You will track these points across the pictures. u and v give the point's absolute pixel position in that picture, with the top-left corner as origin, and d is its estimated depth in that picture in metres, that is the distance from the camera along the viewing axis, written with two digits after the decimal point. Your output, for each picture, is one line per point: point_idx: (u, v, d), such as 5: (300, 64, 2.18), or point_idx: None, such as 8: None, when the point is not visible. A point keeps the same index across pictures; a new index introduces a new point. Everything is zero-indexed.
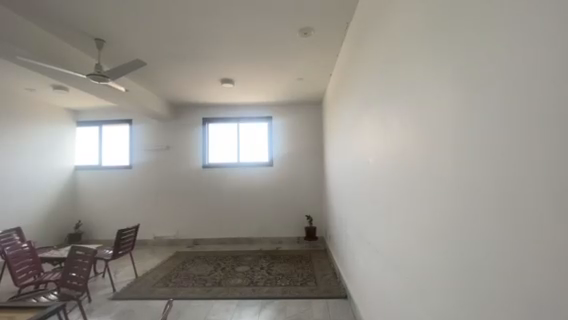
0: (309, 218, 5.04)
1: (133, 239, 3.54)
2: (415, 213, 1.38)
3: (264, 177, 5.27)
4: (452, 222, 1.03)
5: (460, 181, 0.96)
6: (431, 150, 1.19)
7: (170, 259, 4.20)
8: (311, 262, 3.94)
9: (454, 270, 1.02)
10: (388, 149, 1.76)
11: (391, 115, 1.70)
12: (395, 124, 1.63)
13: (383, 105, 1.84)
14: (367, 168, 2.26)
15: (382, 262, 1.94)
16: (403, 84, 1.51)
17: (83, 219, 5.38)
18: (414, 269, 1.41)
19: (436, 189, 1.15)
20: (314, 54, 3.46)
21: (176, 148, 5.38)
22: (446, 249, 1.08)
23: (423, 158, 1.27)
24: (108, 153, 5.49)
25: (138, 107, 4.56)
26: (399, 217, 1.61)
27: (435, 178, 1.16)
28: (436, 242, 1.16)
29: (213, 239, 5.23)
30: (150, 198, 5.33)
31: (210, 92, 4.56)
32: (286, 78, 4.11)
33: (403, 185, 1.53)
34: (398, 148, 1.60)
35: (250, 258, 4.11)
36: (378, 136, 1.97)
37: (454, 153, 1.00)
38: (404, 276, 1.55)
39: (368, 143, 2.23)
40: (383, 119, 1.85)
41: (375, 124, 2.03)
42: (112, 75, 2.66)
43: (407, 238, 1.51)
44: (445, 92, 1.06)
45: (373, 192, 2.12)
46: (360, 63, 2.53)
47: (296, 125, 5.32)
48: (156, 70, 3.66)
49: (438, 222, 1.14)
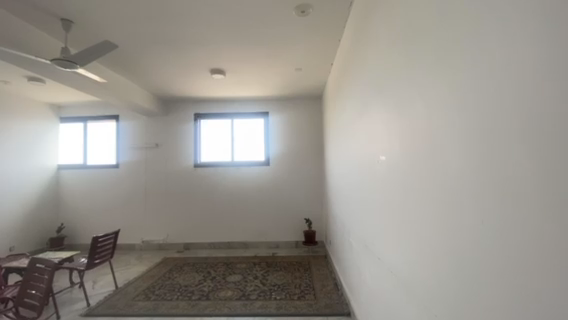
0: (309, 221, 4.69)
1: (113, 245, 3.20)
2: (431, 219, 1.08)
3: (260, 177, 4.93)
4: (488, 230, 0.74)
5: (504, 173, 0.67)
6: (456, 136, 0.89)
7: (156, 266, 3.85)
8: (310, 270, 3.58)
9: (494, 299, 0.73)
10: (398, 142, 1.43)
11: (401, 102, 1.37)
12: (407, 113, 1.30)
13: (392, 92, 1.51)
14: (371, 165, 1.98)
15: (389, 274, 1.65)
16: (412, 60, 1.23)
17: (67, 221, 5.03)
18: (421, 273, 1.21)
19: (464, 187, 0.85)
20: (312, 41, 3.11)
21: (166, 146, 5.02)
22: (480, 268, 0.78)
23: (443, 147, 0.97)
24: (93, 152, 5.13)
25: (123, 101, 4.21)
26: (404, 214, 1.38)
27: (461, 173, 0.86)
28: (465, 259, 0.86)
29: (205, 244, 4.88)
30: (138, 199, 4.98)
31: (201, 85, 4.21)
32: (283, 69, 3.76)
33: (408, 176, 1.32)
34: (404, 136, 1.35)
35: (243, 266, 3.76)
36: (385, 129, 1.65)
37: (493, 135, 0.71)
38: (411, 284, 1.33)
39: (374, 139, 1.90)
40: (391, 108, 1.52)
41: (382, 113, 1.72)
42: (80, 60, 2.32)
43: (412, 237, 1.29)
44: (479, 53, 0.75)
45: (378, 194, 1.83)
46: (364, 45, 2.19)
47: (295, 120, 4.97)
48: (137, 57, 3.30)
49: (467, 231, 0.85)
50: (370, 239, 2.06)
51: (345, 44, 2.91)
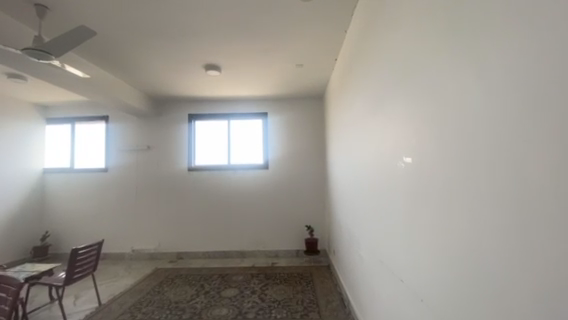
0: (310, 228, 4.41)
1: (96, 257, 2.90)
2: (451, 213, 1.02)
3: (258, 181, 4.65)
4: (520, 218, 0.70)
5: (554, 147, 0.60)
6: (485, 122, 0.82)
7: (146, 279, 3.55)
8: (313, 284, 3.30)
9: (524, 290, 0.69)
10: (421, 131, 1.25)
11: (433, 94, 1.13)
12: (440, 107, 1.08)
13: (419, 85, 1.27)
14: (385, 163, 1.76)
15: (407, 279, 1.47)
16: (450, 34, 1.01)
17: (52, 229, 4.72)
18: (442, 260, 1.09)
19: (492, 176, 0.80)
20: (316, 34, 2.88)
21: (158, 148, 4.74)
22: (508, 258, 0.74)
23: (470, 137, 0.90)
24: (81, 154, 4.83)
25: (111, 100, 3.93)
26: (424, 200, 1.24)
27: (489, 161, 0.81)
28: (489, 251, 0.82)
29: (199, 253, 4.59)
30: (128, 205, 4.68)
31: (196, 82, 3.94)
32: (282, 65, 3.51)
33: (430, 158, 1.18)
34: (427, 118, 1.18)
35: (240, 279, 3.47)
36: (408, 129, 1.39)
37: (532, 115, 0.65)
38: (430, 277, 1.20)
39: (391, 140, 1.64)
40: (417, 103, 1.29)
41: (400, 103, 1.49)
42: (55, 51, 2.10)
43: (434, 225, 1.16)
44: (550, 19, 0.60)
45: (395, 194, 1.61)
46: (375, 34, 1.96)
47: (295, 121, 4.71)
48: (124, 50, 3.05)
49: (494, 221, 0.80)
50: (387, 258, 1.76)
51: (352, 38, 2.69)
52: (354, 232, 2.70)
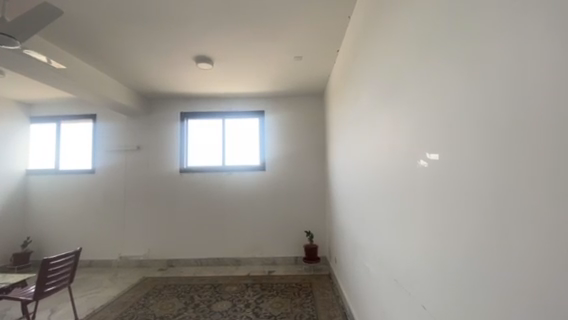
0: (310, 235, 4.12)
1: (72, 268, 2.64)
2: (452, 201, 0.96)
3: (254, 183, 4.38)
4: (519, 202, 0.66)
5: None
6: (495, 100, 0.74)
7: (130, 290, 3.27)
8: (312, 295, 3.03)
9: (518, 275, 0.66)
10: (429, 117, 1.11)
11: (455, 74, 0.93)
12: (460, 90, 0.91)
13: (437, 67, 1.05)
14: (391, 160, 1.57)
15: (417, 288, 1.28)
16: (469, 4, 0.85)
17: (35, 234, 4.43)
18: (449, 251, 0.99)
19: (498, 160, 0.73)
20: (315, 26, 2.65)
21: (148, 149, 4.46)
22: (507, 244, 0.70)
23: (478, 118, 0.82)
24: (68, 155, 4.56)
25: (95, 96, 3.66)
26: (428, 188, 1.13)
27: (497, 143, 0.73)
28: (489, 237, 0.77)
29: (191, 260, 4.31)
30: (116, 209, 4.40)
31: (187, 77, 3.68)
32: (280, 58, 3.25)
33: (437, 142, 1.06)
34: (437, 100, 1.05)
35: (233, 290, 3.20)
36: (421, 121, 1.19)
37: (544, 87, 0.58)
38: (437, 272, 1.09)
39: (403, 135, 1.37)
40: (432, 90, 1.09)
41: (410, 91, 1.30)
42: (20, 35, 1.85)
43: (440, 215, 1.05)
44: None
45: (402, 194, 1.42)
46: (382, 17, 1.73)
47: (293, 120, 4.45)
48: (106, 38, 2.79)
49: (495, 206, 0.74)
50: (399, 274, 1.50)
51: (353, 28, 2.49)
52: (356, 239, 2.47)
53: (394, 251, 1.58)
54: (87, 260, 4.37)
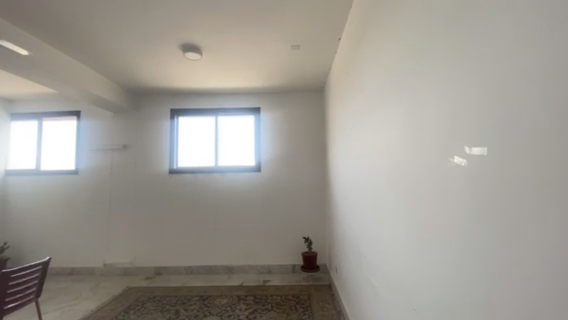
0: (309, 241, 3.82)
1: (40, 281, 2.35)
2: (462, 199, 0.88)
3: (247, 184, 4.09)
4: (552, 191, 0.57)
5: None
6: (548, 62, 0.56)
7: (111, 302, 2.98)
8: (311, 311, 2.72)
9: None
10: (452, 97, 0.92)
11: (485, 55, 0.76)
12: (482, 80, 0.78)
13: (460, 54, 0.88)
14: (402, 154, 1.35)
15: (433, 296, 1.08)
16: None
17: (13, 239, 4.15)
18: (474, 248, 0.82)
19: (549, 137, 0.57)
20: (314, 13, 2.41)
21: (136, 148, 4.17)
22: (542, 240, 0.59)
23: (503, 100, 0.69)
24: (50, 154, 4.28)
25: (74, 90, 3.34)
26: (447, 177, 0.96)
27: (548, 116, 0.57)
28: (499, 237, 0.72)
29: (180, 268, 4.01)
30: (100, 212, 4.11)
31: (176, 69, 3.40)
32: (276, 48, 2.97)
33: (458, 122, 0.88)
34: (460, 73, 0.87)
35: (224, 303, 2.90)
36: (437, 117, 1.02)
37: None
38: (456, 274, 0.92)
39: (419, 123, 1.17)
40: (450, 81, 0.93)
41: (427, 71, 1.09)
42: None
43: (463, 208, 0.88)
44: None
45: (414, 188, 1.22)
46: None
47: (291, 118, 4.16)
48: (81, 24, 2.51)
49: (509, 204, 0.68)
50: (412, 294, 1.27)
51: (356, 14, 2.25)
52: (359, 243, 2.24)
53: (404, 259, 1.35)
54: (69, 267, 4.08)
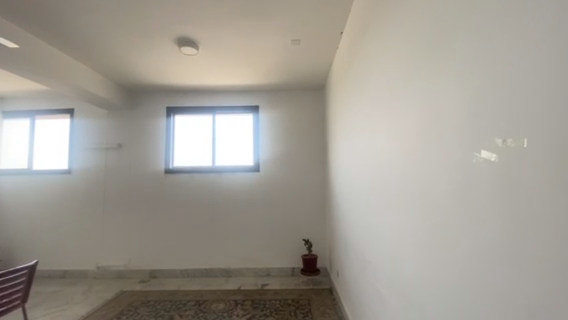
0: (309, 243, 3.71)
1: (26, 285, 2.23)
2: (471, 196, 0.85)
3: (245, 185, 3.98)
4: None
5: None
6: None
7: (103, 307, 2.85)
8: (311, 317, 2.61)
9: None
10: (465, 79, 0.86)
11: (511, 31, 0.68)
12: (495, 69, 0.73)
13: (474, 45, 0.82)
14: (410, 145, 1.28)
15: (441, 293, 1.02)
16: None
17: (4, 241, 4.02)
18: (487, 236, 0.77)
19: None
20: (314, 9, 2.33)
21: (131, 147, 4.06)
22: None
23: (527, 76, 0.63)
24: (42, 154, 4.16)
25: (66, 87, 3.21)
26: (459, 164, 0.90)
27: None
28: (509, 235, 0.69)
29: (176, 271, 3.90)
30: (93, 214, 3.99)
31: (172, 65, 3.29)
32: (275, 44, 2.87)
33: (473, 105, 0.82)
34: (476, 53, 0.81)
35: (221, 308, 2.78)
36: (447, 113, 0.97)
37: None
38: (466, 266, 0.87)
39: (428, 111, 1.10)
40: (463, 76, 0.87)
41: (438, 56, 1.02)
42: None
43: (475, 194, 0.82)
44: None
45: (424, 181, 1.15)
46: None
47: (291, 117, 4.06)
48: (72, 18, 2.39)
49: (529, 185, 0.63)
50: (419, 299, 1.19)
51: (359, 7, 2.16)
52: (361, 243, 2.16)
53: (410, 258, 1.28)
54: (61, 270, 3.96)
